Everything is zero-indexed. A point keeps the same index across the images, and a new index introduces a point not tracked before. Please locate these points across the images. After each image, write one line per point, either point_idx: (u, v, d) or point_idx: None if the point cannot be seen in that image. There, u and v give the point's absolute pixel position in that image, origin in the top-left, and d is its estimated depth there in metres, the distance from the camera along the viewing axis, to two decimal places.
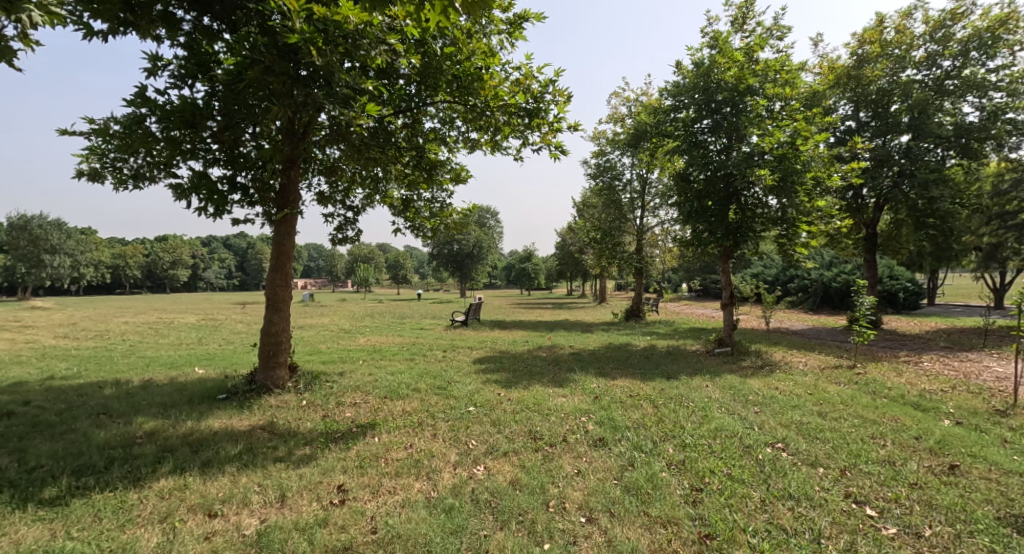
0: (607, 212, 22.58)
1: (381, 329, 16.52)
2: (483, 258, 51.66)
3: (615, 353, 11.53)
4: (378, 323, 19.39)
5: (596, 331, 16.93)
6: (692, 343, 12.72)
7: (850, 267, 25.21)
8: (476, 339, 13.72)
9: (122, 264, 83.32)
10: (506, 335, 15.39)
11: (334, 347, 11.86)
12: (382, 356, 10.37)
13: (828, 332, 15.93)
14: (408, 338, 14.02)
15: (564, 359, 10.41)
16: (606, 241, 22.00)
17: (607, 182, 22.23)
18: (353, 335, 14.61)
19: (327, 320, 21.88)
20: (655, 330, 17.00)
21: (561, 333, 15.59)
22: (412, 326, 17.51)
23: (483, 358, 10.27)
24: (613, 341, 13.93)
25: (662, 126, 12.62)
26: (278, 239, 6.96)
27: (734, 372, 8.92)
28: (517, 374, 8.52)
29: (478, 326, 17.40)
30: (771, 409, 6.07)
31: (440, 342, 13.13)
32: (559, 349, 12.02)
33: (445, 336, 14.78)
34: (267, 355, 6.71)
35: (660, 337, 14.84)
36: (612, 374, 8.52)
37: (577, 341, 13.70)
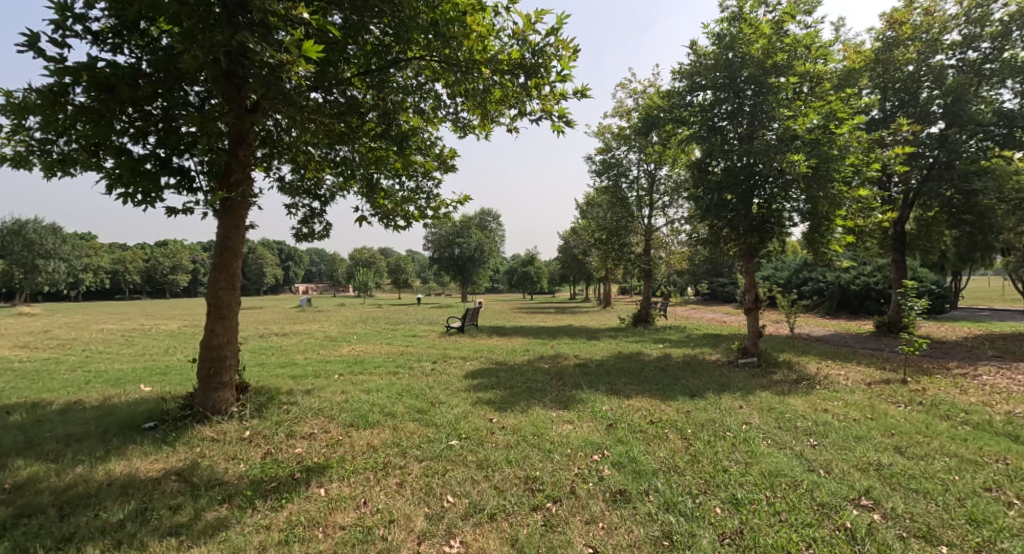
0: (613, 212, 21.40)
1: (371, 336, 15.32)
2: (485, 261, 50.50)
3: (626, 364, 10.31)
4: (370, 329, 18.22)
5: (603, 338, 15.70)
6: (710, 353, 11.46)
7: (870, 269, 23.89)
8: (472, 349, 12.51)
9: (121, 269, 82.47)
10: (505, 343, 14.19)
11: (311, 358, 10.68)
12: (361, 370, 9.17)
13: (855, 340, 14.64)
14: (397, 347, 12.79)
15: (568, 372, 9.19)
16: (612, 241, 20.83)
17: (613, 179, 21.03)
18: (338, 344, 13.40)
19: (318, 326, 20.73)
20: (666, 336, 15.79)
21: (565, 341, 14.38)
22: (406, 333, 16.33)
23: (478, 371, 9.07)
24: (621, 349, 12.71)
25: (676, 111, 11.44)
26: (222, 235, 5.75)
27: (766, 389, 7.68)
28: (515, 392, 7.32)
29: (475, 333, 16.18)
30: (831, 442, 4.85)
31: (432, 352, 11.93)
32: (563, 360, 10.82)
33: (439, 344, 13.58)
34: (206, 374, 5.47)
35: (673, 345, 13.59)
36: (625, 391, 7.32)
37: (583, 350, 12.48)
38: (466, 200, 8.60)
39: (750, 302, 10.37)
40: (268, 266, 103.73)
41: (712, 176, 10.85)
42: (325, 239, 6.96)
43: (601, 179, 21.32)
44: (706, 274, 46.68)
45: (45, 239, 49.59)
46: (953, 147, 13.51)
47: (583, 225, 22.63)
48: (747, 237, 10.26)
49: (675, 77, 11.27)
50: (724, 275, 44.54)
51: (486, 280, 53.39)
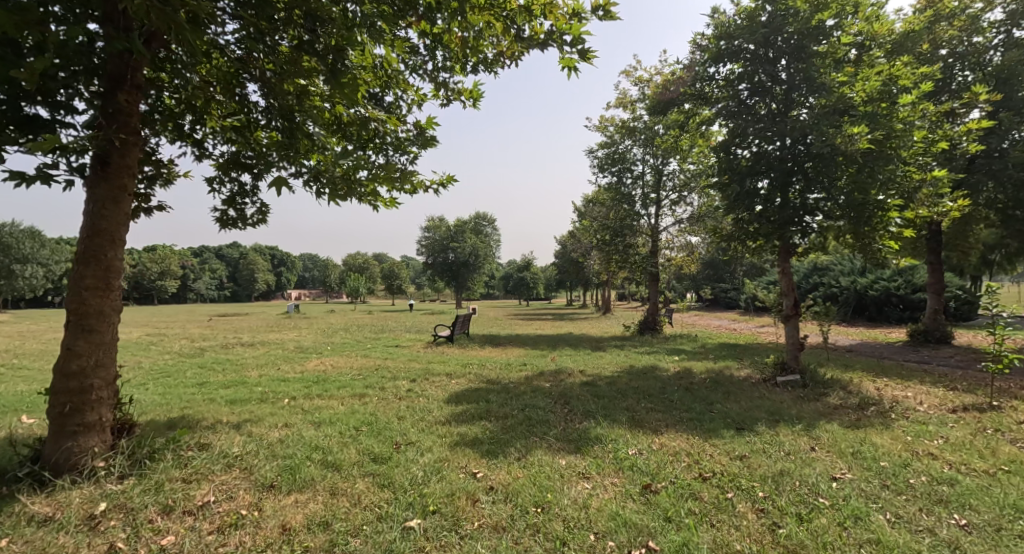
0: (617, 211, 19.86)
1: (349, 347, 13.65)
2: (480, 266, 48.94)
3: (642, 382, 8.70)
4: (352, 338, 16.56)
5: (608, 348, 14.10)
6: (737, 368, 9.85)
7: (888, 273, 22.42)
8: (461, 363, 10.86)
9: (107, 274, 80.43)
10: (500, 355, 12.55)
11: (268, 375, 9.00)
12: (322, 392, 7.47)
13: (891, 351, 13.10)
14: (374, 361, 11.10)
15: (575, 394, 7.55)
16: (616, 241, 19.34)
17: (617, 175, 19.43)
18: (308, 356, 11.72)
19: (296, 334, 19.02)
20: (679, 346, 14.21)
21: (567, 352, 12.75)
22: (389, 343, 14.66)
23: (464, 394, 7.41)
24: (632, 362, 11.12)
25: (699, 85, 9.99)
26: (90, 213, 3.99)
27: (829, 419, 6.07)
28: (509, 426, 5.66)
29: (466, 343, 14.51)
30: (986, 523, 3.23)
31: (414, 366, 10.28)
32: (567, 376, 9.19)
33: (423, 356, 11.92)
34: (60, 414, 3.75)
35: (690, 357, 11.97)
36: (652, 423, 5.70)
37: (589, 364, 10.86)
38: (452, 181, 7.08)
39: (791, 307, 8.78)
40: (259, 272, 101.78)
41: (742, 160, 9.30)
42: (261, 225, 5.46)
43: (603, 175, 19.74)
44: (708, 279, 45.28)
45: (22, 242, 47.63)
46: (1004, 134, 11.99)
47: (584, 225, 21.04)
48: (786, 230, 8.77)
49: (697, 45, 9.79)
50: (726, 280, 43.16)
51: (481, 286, 51.77)
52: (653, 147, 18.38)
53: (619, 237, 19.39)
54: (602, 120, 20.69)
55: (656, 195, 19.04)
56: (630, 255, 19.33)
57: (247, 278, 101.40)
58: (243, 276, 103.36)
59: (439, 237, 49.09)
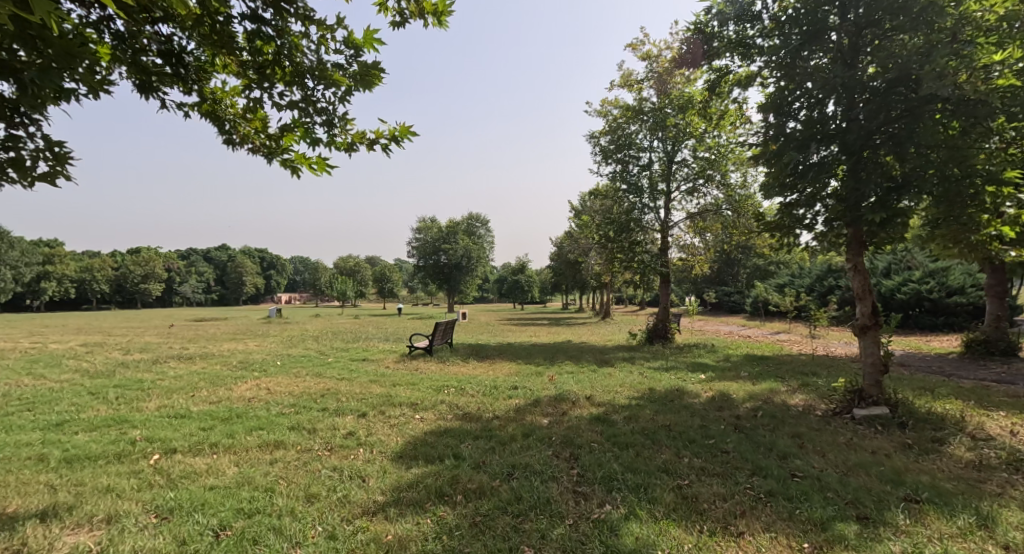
0: (621, 204, 17.70)
1: (305, 362, 11.35)
2: (473, 269, 46.73)
3: (673, 416, 6.51)
4: (317, 349, 14.28)
5: (617, 362, 11.92)
6: (789, 396, 7.69)
7: (920, 275, 20.37)
8: (433, 385, 8.60)
9: (88, 277, 77.35)
10: (486, 372, 10.35)
11: (169, 406, 6.70)
12: (223, 437, 5.19)
13: (955, 367, 10.98)
14: (328, 382, 8.85)
15: (586, 439, 5.33)
16: (621, 238, 17.20)
17: (622, 163, 17.25)
18: (246, 376, 9.41)
19: (256, 344, 16.66)
20: (698, 360, 12.05)
21: (569, 368, 10.54)
22: (356, 357, 12.38)
23: (428, 443, 5.19)
24: (649, 383, 8.96)
25: (740, 29, 7.86)
26: None
27: (991, 492, 3.90)
28: (486, 518, 3.46)
29: (448, 356, 12.27)
30: None
31: (374, 391, 8.01)
32: (571, 407, 7.00)
33: (391, 376, 9.65)
34: None
35: (719, 375, 9.80)
36: (720, 514, 3.52)
37: (596, 386, 8.65)
38: (410, 133, 4.92)
39: (866, 315, 6.66)
40: (246, 275, 98.95)
41: (800, 126, 7.14)
42: (65, 177, 3.17)
43: (607, 163, 17.56)
44: (710, 283, 43.48)
45: None
46: None
47: (583, 221, 18.84)
48: (859, 212, 6.65)
49: None
50: (728, 285, 41.37)
51: (474, 290, 49.54)
52: (664, 131, 16.27)
53: (625, 233, 17.19)
54: (604, 103, 18.59)
55: (666, 185, 16.91)
56: (636, 253, 17.13)
57: (234, 282, 98.54)
58: (230, 279, 100.52)
59: (431, 239, 46.73)
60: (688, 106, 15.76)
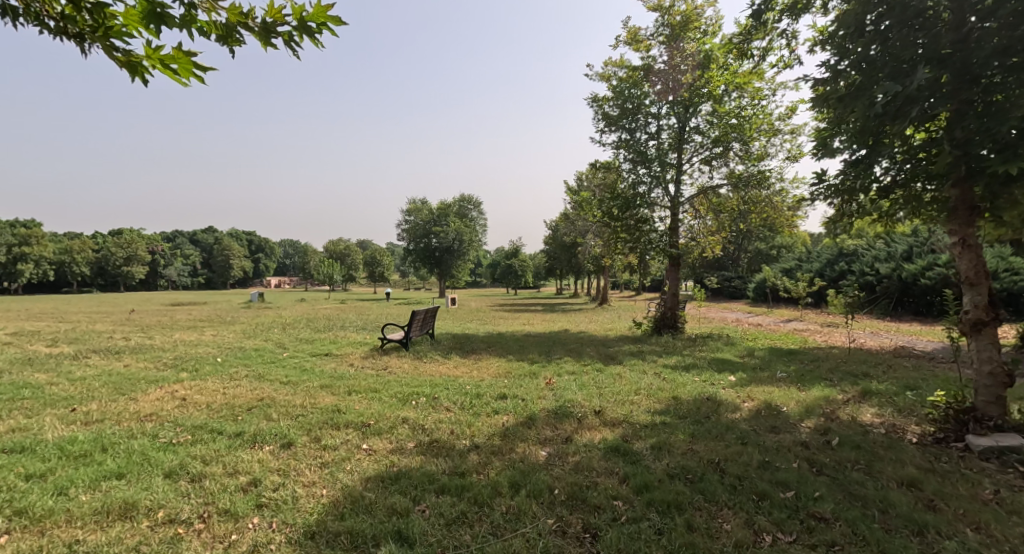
0: (626, 177, 15.84)
1: (253, 359, 9.48)
2: (465, 253, 44.85)
3: (716, 444, 4.80)
4: (279, 341, 12.43)
5: (624, 358, 10.19)
6: (855, 410, 6.01)
7: (946, 259, 18.84)
8: (400, 392, 6.82)
9: (67, 260, 74.46)
10: (469, 372, 8.57)
11: (24, 429, 4.83)
12: (41, 497, 3.34)
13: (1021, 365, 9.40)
14: (269, 388, 7.02)
15: (605, 494, 3.60)
16: (626, 215, 15.40)
17: (628, 131, 15.30)
18: (168, 378, 7.54)
19: (214, 333, 14.71)
20: (718, 357, 10.36)
21: (568, 367, 8.78)
22: (318, 351, 10.53)
23: (367, 504, 3.42)
24: (670, 388, 7.23)
25: None
26: None
27: None
28: None
29: (427, 351, 10.48)
30: None
31: (320, 401, 6.20)
32: (576, 429, 5.26)
33: (351, 378, 7.85)
34: None
35: (750, 378, 8.11)
36: None
37: (604, 394, 6.90)
38: (333, 18, 3.00)
39: (979, 306, 4.87)
40: (233, 258, 96.53)
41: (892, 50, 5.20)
42: None
43: (611, 132, 15.66)
44: (709, 269, 41.94)
45: None
46: None
47: (582, 197, 17.03)
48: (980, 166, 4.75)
49: None
50: (728, 270, 39.79)
51: (466, 274, 47.61)
52: (676, 95, 14.38)
53: (630, 210, 15.36)
54: (606, 65, 16.61)
55: (677, 156, 15.03)
56: (642, 233, 15.36)
57: (221, 265, 96.14)
58: (217, 262, 97.99)
59: (420, 221, 44.61)
60: (706, 65, 13.85)
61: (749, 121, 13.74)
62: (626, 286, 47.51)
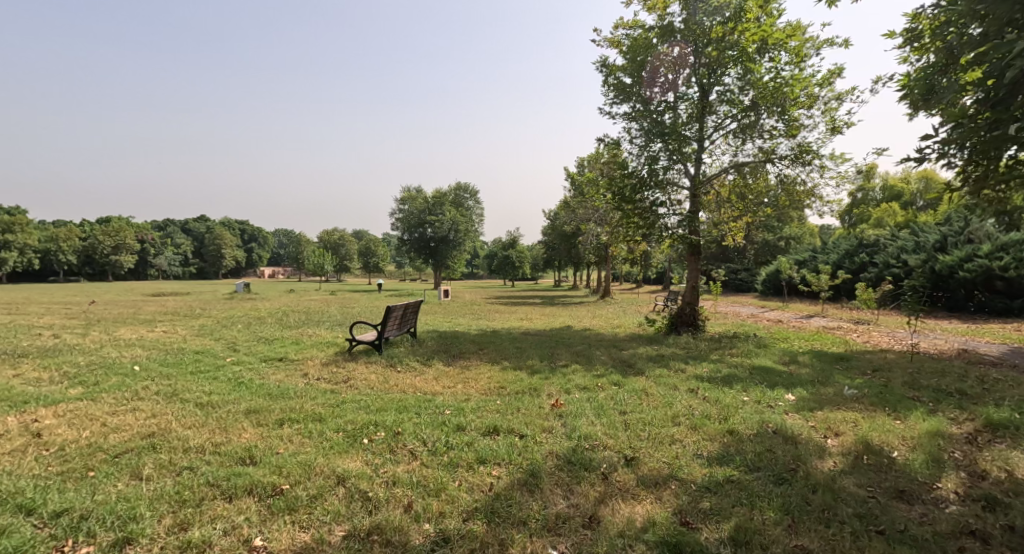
0: (638, 154, 13.96)
1: (185, 366, 7.60)
2: (461, 243, 42.94)
3: (834, 534, 3.02)
4: (234, 341, 10.52)
5: (645, 365, 8.34)
6: (1001, 457, 4.18)
7: (989, 249, 17.05)
8: (352, 423, 4.96)
9: (53, 247, 72.02)
10: (451, 387, 6.70)
11: None
12: None
13: None
14: (173, 413, 5.12)
15: None
16: (638, 197, 13.56)
17: (641, 101, 13.37)
18: (48, 397, 5.64)
19: (168, 329, 12.79)
20: (758, 365, 8.56)
21: (578, 381, 6.92)
22: (272, 356, 8.62)
23: None
24: (718, 415, 5.40)
25: None
26: None
27: None
28: None
29: (404, 357, 8.58)
30: None
31: (231, 439, 4.35)
32: (605, 499, 3.44)
33: (295, 396, 5.98)
34: None
35: (814, 397, 6.28)
36: None
37: (633, 425, 5.07)
38: None
39: None
40: (225, 248, 94.26)
41: None
42: None
43: (623, 104, 13.76)
44: (715, 261, 40.08)
45: None
46: None
47: (588, 177, 15.16)
48: None
49: None
50: (735, 261, 37.81)
51: (461, 265, 45.67)
52: (700, 57, 12.45)
53: (642, 191, 13.51)
54: (618, 28, 14.61)
55: (698, 129, 13.12)
56: (655, 218, 13.52)
57: (213, 254, 93.91)
58: (208, 252, 95.69)
59: (415, 210, 42.58)
60: (737, 19, 11.86)
61: (787, 85, 11.72)
62: (628, 278, 45.66)
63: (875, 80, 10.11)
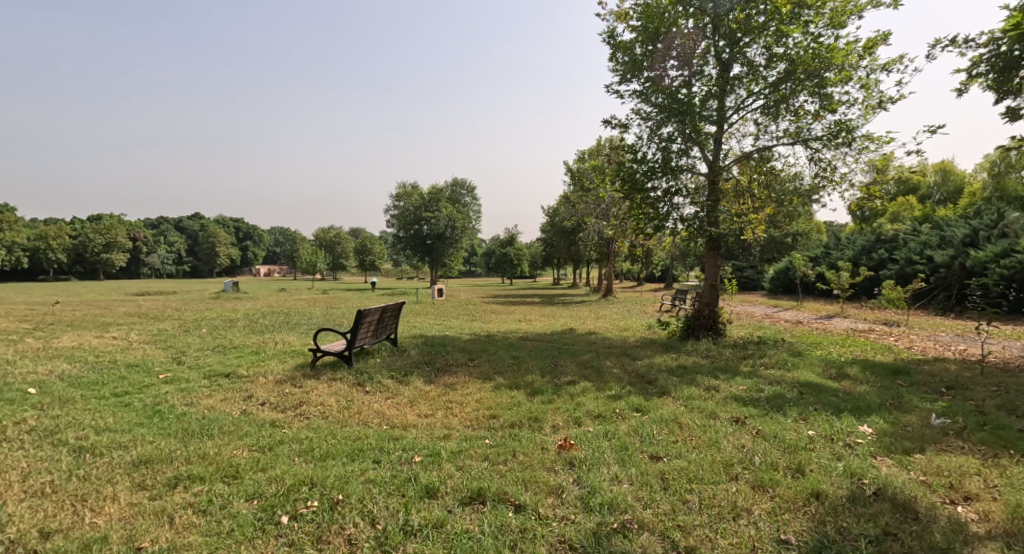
0: (650, 138, 12.48)
1: (101, 386, 6.09)
2: (458, 241, 41.50)
3: None
4: (184, 351, 8.99)
5: (668, 382, 6.89)
6: None
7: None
8: (277, 484, 3.48)
9: (43, 245, 69.90)
10: (429, 416, 5.25)
11: None
12: None
13: None
14: (30, 465, 3.65)
15: None
16: (650, 185, 12.09)
17: (654, 77, 11.88)
18: None
19: (119, 335, 11.29)
20: (802, 380, 7.13)
21: (591, 407, 5.45)
22: (218, 371, 7.14)
23: None
24: (787, 463, 3.96)
25: None
26: None
27: None
28: None
29: (377, 372, 7.13)
30: None
31: (75, 527, 2.86)
32: None
33: (219, 433, 4.51)
34: None
35: (898, 430, 4.87)
36: None
37: (674, 483, 3.64)
38: None
39: None
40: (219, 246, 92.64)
41: None
42: None
43: (633, 81, 12.27)
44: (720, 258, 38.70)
45: None
46: None
47: (593, 165, 13.68)
48: None
49: None
50: (740, 259, 36.44)
51: (458, 263, 44.20)
52: (721, 26, 10.96)
53: (655, 179, 12.09)
54: None
55: (719, 109, 11.65)
56: (669, 208, 12.06)
57: (206, 252, 92.28)
58: (201, 250, 94.02)
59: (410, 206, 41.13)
60: None
61: (825, 55, 10.22)
62: (628, 276, 44.12)
63: (932, 44, 8.85)
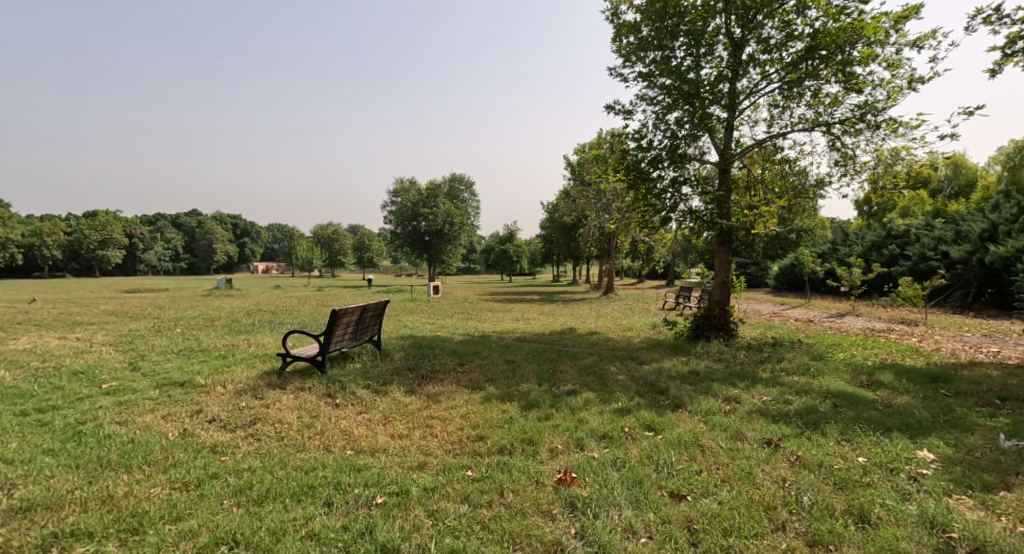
0: (655, 124, 11.61)
1: (27, 399, 5.25)
2: (456, 237, 40.62)
3: None
4: (145, 354, 8.13)
5: (682, 392, 6.05)
6: None
7: None
8: (189, 544, 2.66)
9: (37, 242, 68.90)
10: (404, 438, 4.42)
11: None
12: None
13: None
14: None
15: None
16: (656, 174, 11.22)
17: (661, 58, 11.02)
18: None
19: (84, 335, 10.45)
20: (833, 389, 6.30)
21: (595, 426, 4.61)
22: (173, 380, 6.29)
23: None
24: (844, 508, 3.14)
25: None
26: None
27: None
28: None
29: (352, 381, 6.28)
30: None
31: None
32: None
33: (140, 464, 3.68)
34: None
35: (965, 456, 4.04)
36: None
37: (704, 538, 2.82)
38: None
39: None
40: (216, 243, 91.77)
41: None
42: None
43: (638, 63, 11.41)
44: None
45: None
46: None
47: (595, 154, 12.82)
48: None
49: None
50: (745, 255, 35.60)
51: (456, 260, 43.33)
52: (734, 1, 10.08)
53: (662, 168, 11.23)
54: None
55: (730, 92, 10.79)
56: (676, 200, 11.21)
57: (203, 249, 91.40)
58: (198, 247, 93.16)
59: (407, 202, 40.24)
60: None
61: (849, 31, 9.35)
62: (628, 273, 43.29)
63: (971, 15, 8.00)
